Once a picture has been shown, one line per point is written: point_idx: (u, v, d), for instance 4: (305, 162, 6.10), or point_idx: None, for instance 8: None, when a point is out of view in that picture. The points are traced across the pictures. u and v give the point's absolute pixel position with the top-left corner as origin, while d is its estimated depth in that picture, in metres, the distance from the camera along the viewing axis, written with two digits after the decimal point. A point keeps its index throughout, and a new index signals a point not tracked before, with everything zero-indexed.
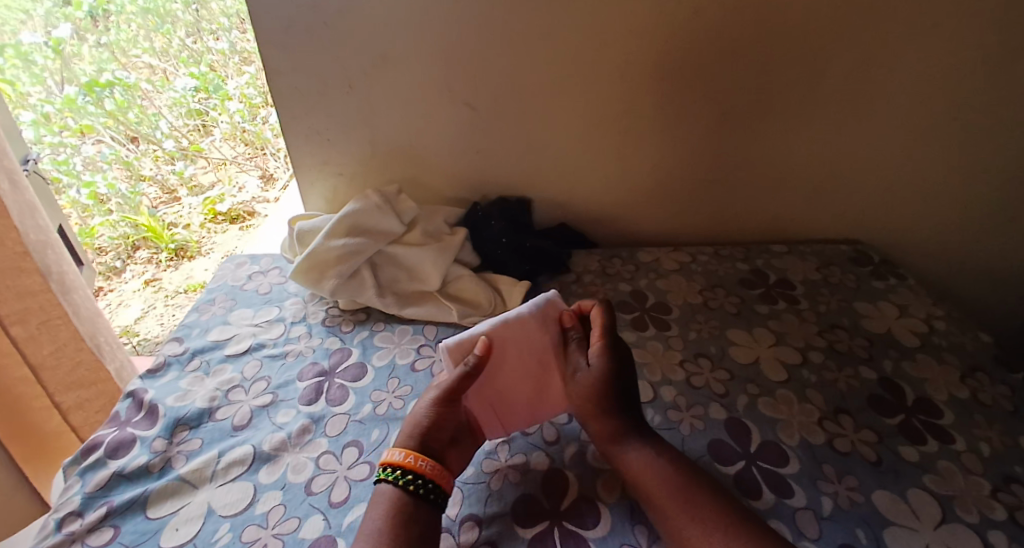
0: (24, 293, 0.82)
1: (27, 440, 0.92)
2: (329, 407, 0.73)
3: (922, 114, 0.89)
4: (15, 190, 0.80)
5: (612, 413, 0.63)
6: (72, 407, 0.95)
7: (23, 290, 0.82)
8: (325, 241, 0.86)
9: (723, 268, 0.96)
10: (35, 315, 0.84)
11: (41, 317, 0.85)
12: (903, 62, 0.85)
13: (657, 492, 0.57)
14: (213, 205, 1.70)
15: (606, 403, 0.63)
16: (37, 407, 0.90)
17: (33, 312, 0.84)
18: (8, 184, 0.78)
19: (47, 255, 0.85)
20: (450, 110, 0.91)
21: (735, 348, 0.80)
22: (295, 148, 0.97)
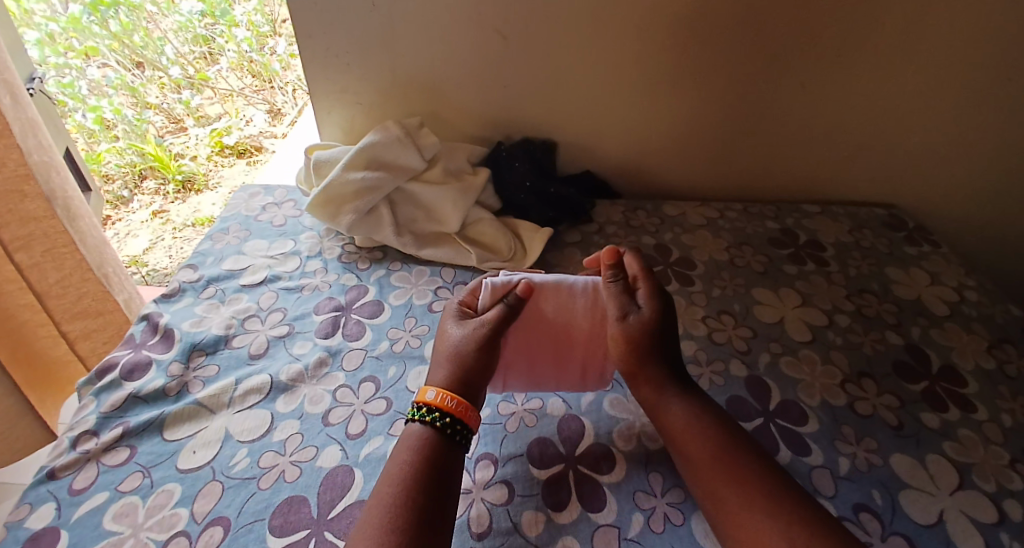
0: (27, 219, 0.80)
1: (35, 370, 0.92)
2: (346, 342, 0.72)
3: (983, 68, 0.83)
4: (18, 107, 0.76)
5: (650, 362, 0.60)
6: (79, 336, 0.95)
7: (24, 215, 0.79)
8: (342, 173, 0.83)
9: (751, 225, 0.94)
10: (39, 242, 0.83)
11: (46, 245, 0.84)
12: (968, 12, 0.78)
13: (693, 444, 0.55)
14: (220, 137, 1.66)
15: (651, 354, 0.60)
16: (43, 335, 0.90)
17: (38, 239, 0.82)
18: (9, 100, 0.75)
19: (52, 178, 0.82)
20: (477, 39, 0.86)
21: (760, 307, 0.79)
22: (312, 74, 0.92)
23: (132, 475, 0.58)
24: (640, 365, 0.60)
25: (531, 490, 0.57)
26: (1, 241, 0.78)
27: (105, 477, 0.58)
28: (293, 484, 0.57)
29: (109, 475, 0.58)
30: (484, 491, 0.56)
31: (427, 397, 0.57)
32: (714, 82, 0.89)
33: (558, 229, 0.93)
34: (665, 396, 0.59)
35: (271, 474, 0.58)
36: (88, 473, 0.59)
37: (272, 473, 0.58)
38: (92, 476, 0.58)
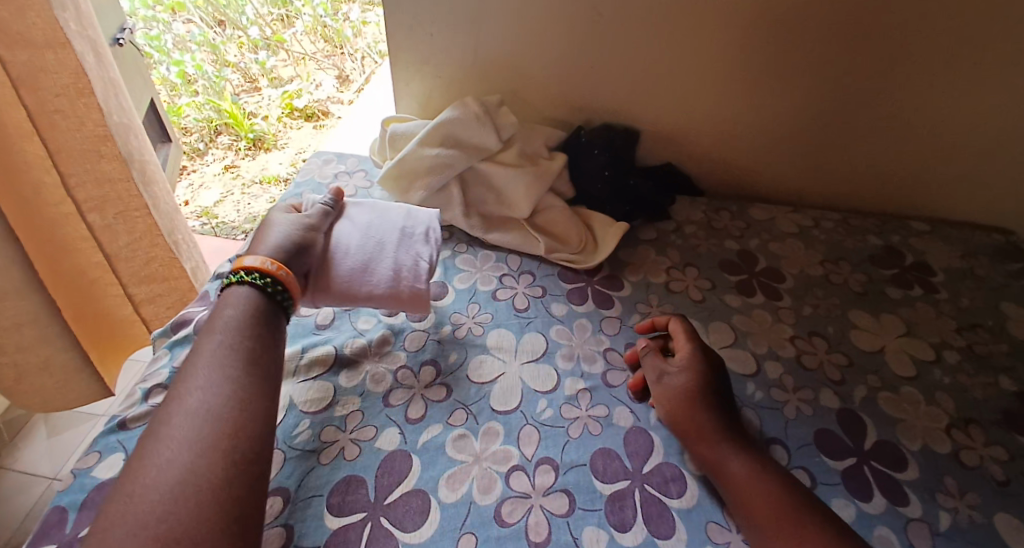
0: (103, 180, 0.82)
1: (98, 330, 0.97)
2: (408, 322, 0.70)
3: None
4: (101, 66, 0.77)
5: (702, 412, 0.56)
6: (144, 299, 0.98)
7: (102, 176, 0.81)
8: (417, 147, 0.80)
9: (850, 239, 0.86)
10: (113, 205, 0.85)
11: (119, 208, 0.85)
12: None
13: (757, 505, 0.49)
14: (291, 99, 1.67)
15: (706, 406, 0.56)
16: (111, 294, 0.95)
17: (113, 200, 0.84)
18: (93, 59, 0.75)
19: (130, 140, 0.82)
20: (568, 16, 0.80)
21: (857, 333, 0.71)
22: (393, 42, 0.89)
23: None
24: (694, 414, 0.56)
25: (593, 505, 0.53)
26: (75, 199, 0.81)
27: None
28: (351, 464, 0.55)
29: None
30: (543, 498, 0.53)
31: (246, 262, 0.60)
32: (826, 77, 0.80)
33: (633, 224, 0.88)
34: (723, 452, 0.53)
35: (331, 450, 0.57)
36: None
37: (332, 449, 0.57)
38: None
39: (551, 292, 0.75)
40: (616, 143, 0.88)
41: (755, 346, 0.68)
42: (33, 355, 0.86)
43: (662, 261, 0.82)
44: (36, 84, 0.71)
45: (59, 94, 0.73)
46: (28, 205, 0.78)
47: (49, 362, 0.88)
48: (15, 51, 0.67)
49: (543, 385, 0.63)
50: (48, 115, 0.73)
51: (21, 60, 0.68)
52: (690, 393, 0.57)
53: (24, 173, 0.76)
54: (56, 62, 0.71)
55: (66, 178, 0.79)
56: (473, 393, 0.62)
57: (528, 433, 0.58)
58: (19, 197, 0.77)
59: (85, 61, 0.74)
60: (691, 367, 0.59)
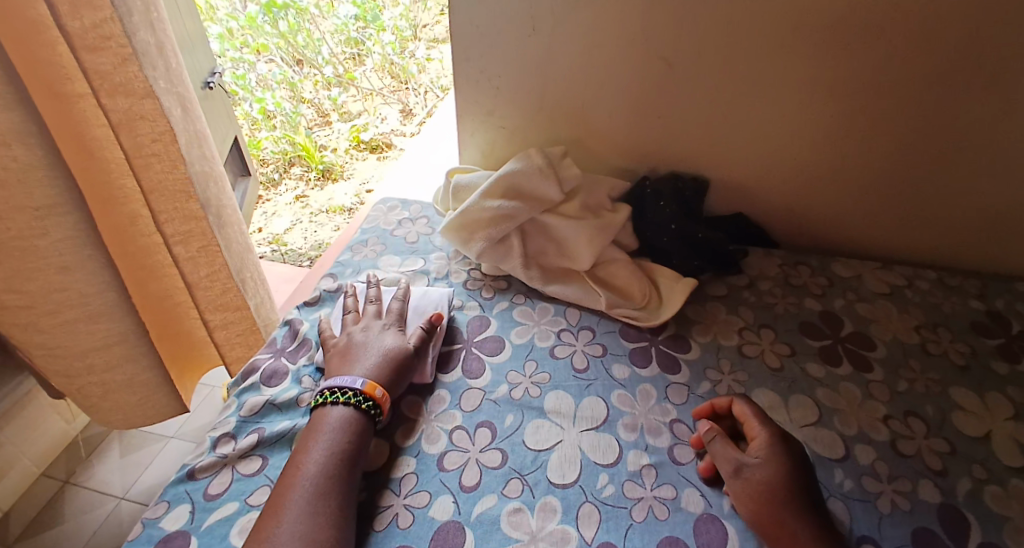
0: (189, 217, 0.81)
1: (178, 345, 0.99)
2: (464, 379, 0.69)
3: None
4: (188, 120, 0.77)
5: (793, 515, 0.51)
6: (217, 326, 0.95)
7: (188, 213, 0.80)
8: (479, 200, 0.80)
9: (948, 302, 0.78)
10: (197, 238, 0.84)
11: (202, 242, 0.84)
12: None
13: None
14: (359, 133, 1.73)
15: (797, 506, 0.51)
16: (191, 318, 0.97)
17: (196, 237, 0.83)
18: (179, 111, 0.75)
19: (209, 188, 0.82)
20: (638, 68, 0.79)
21: (961, 415, 0.64)
22: (461, 93, 0.90)
23: (261, 488, 0.58)
24: (784, 516, 0.51)
25: None
26: (164, 234, 0.81)
27: (237, 485, 0.58)
28: (404, 533, 0.54)
29: (241, 483, 0.58)
30: None
31: (355, 383, 0.60)
32: (925, 124, 0.74)
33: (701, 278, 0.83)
34: None
35: (385, 516, 0.55)
36: (224, 478, 0.59)
37: (385, 515, 0.55)
38: (227, 482, 0.58)
39: (612, 352, 0.72)
40: (686, 192, 0.84)
41: (838, 426, 0.63)
42: (120, 373, 0.90)
43: (733, 320, 0.77)
44: (134, 128, 0.71)
45: (155, 140, 0.73)
46: (123, 233, 0.81)
47: (134, 380, 0.92)
48: (115, 98, 0.68)
49: (604, 458, 0.60)
50: (144, 157, 0.73)
51: (120, 107, 0.68)
52: (775, 490, 0.52)
53: (121, 203, 0.78)
54: (153, 110, 0.71)
55: (158, 214, 0.79)
56: (529, 461, 0.59)
57: (588, 512, 0.55)
58: (115, 225, 0.79)
59: (170, 114, 0.73)
60: (772, 458, 0.54)
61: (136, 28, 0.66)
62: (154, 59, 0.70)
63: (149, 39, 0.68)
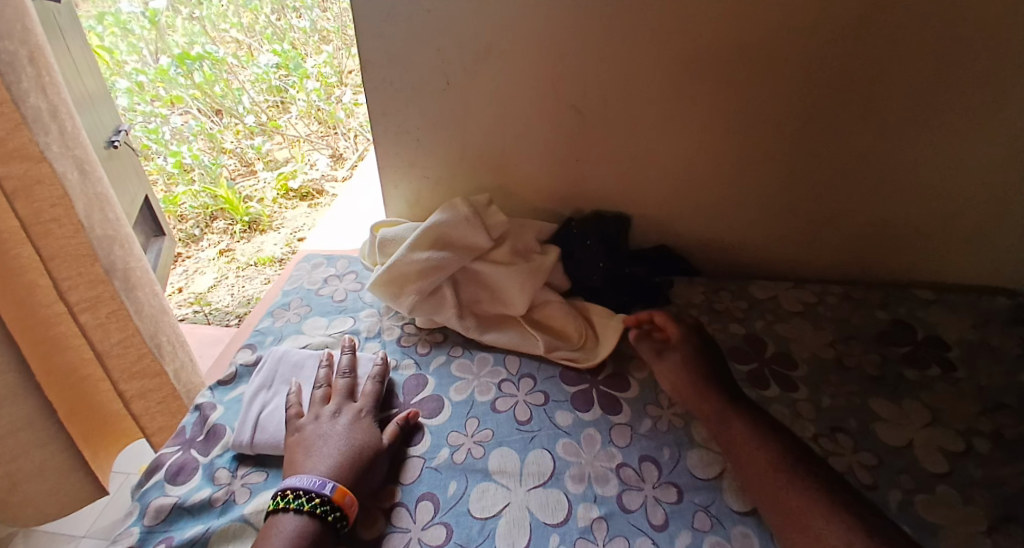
0: (96, 281, 0.78)
1: (91, 423, 0.93)
2: (402, 447, 0.65)
3: None
4: (87, 183, 0.75)
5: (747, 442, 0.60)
6: (134, 396, 0.90)
7: (94, 277, 0.78)
8: (407, 253, 0.78)
9: (857, 315, 0.83)
10: (106, 304, 0.80)
11: (112, 306, 0.81)
12: None
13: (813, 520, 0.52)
14: (286, 180, 1.66)
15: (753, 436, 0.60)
16: (104, 390, 0.92)
17: (105, 301, 0.80)
18: (77, 176, 0.73)
19: (114, 251, 0.80)
20: (555, 114, 0.81)
21: (881, 425, 0.67)
22: (381, 147, 0.88)
23: None
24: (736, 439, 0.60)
25: None
26: (69, 302, 0.77)
27: None
28: None
29: None
30: None
31: (322, 487, 0.55)
32: (818, 152, 0.80)
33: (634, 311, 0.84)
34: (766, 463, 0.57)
35: None
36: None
37: None
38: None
39: (554, 399, 0.71)
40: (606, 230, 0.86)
41: None
42: (30, 459, 0.83)
43: None
44: (32, 194, 0.68)
45: (56, 204, 0.71)
46: (21, 306, 0.75)
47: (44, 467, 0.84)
48: (10, 163, 0.65)
49: (553, 516, 0.58)
50: (42, 223, 0.70)
51: (15, 171, 0.66)
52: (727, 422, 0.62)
53: (18, 273, 0.73)
54: (52, 173, 0.69)
55: (61, 283, 0.75)
56: (475, 533, 0.57)
57: None
58: (14, 297, 0.74)
59: (65, 179, 0.71)
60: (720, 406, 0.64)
61: (26, 93, 0.65)
62: (47, 124, 0.68)
63: (42, 104, 0.67)
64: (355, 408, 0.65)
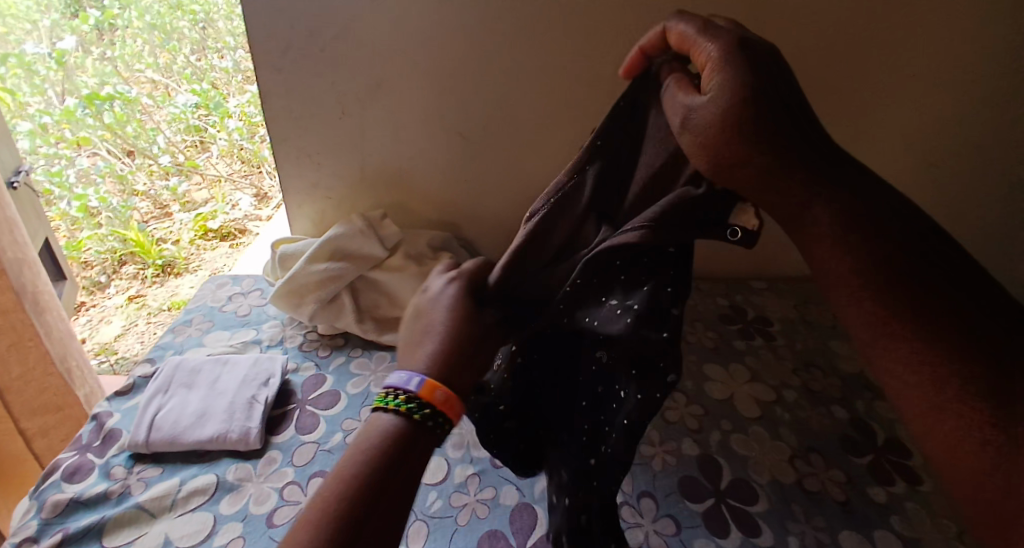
0: None
1: None
2: (295, 434, 0.72)
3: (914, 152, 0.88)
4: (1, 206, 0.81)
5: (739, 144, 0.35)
6: (36, 433, 0.97)
7: None
8: (306, 265, 0.87)
9: (705, 301, 0.99)
10: (4, 336, 0.85)
11: (11, 339, 0.86)
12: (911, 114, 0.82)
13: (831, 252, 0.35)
14: (204, 221, 1.58)
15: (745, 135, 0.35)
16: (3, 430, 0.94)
17: (7, 330, 0.85)
18: None
19: (24, 273, 0.86)
20: (440, 139, 0.92)
21: (711, 384, 0.82)
22: (284, 171, 0.97)
23: None
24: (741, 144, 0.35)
25: None
26: None
27: None
28: None
29: None
30: None
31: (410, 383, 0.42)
32: None
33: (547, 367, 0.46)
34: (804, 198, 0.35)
35: None
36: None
37: None
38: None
39: None
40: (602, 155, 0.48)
41: None
42: None
43: None
44: None
45: None
46: None
47: None
48: None
49: (432, 478, 0.67)
50: None
51: None
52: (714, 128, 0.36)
53: None
54: None
55: None
56: None
57: (417, 529, 0.61)
58: None
59: None
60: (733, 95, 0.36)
61: None
62: None
63: None
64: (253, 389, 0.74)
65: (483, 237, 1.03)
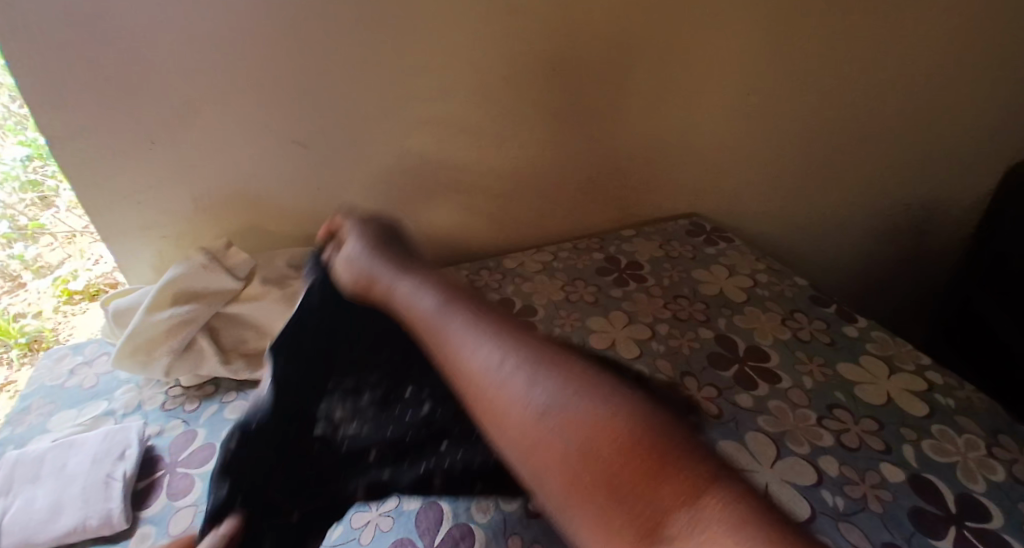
0: None
1: None
2: (169, 503, 0.65)
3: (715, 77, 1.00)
4: None
5: None
6: None
7: None
8: (147, 316, 0.77)
9: (581, 260, 1.05)
10: None
11: None
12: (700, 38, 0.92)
13: None
14: (64, 284, 1.15)
15: None
16: None
17: None
18: None
19: None
20: (275, 151, 0.86)
21: (593, 336, 0.87)
22: (103, 218, 0.85)
23: None
24: None
25: None
26: None
27: None
28: None
29: None
30: None
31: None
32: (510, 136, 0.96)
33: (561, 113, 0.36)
34: None
35: None
36: None
37: None
38: None
39: None
40: None
41: None
42: None
43: None
44: None
45: None
46: None
47: None
48: None
49: None
50: None
51: None
52: None
53: None
54: None
55: None
56: None
57: None
58: None
59: None
60: None
61: None
62: None
63: None
64: (114, 464, 0.68)
65: None
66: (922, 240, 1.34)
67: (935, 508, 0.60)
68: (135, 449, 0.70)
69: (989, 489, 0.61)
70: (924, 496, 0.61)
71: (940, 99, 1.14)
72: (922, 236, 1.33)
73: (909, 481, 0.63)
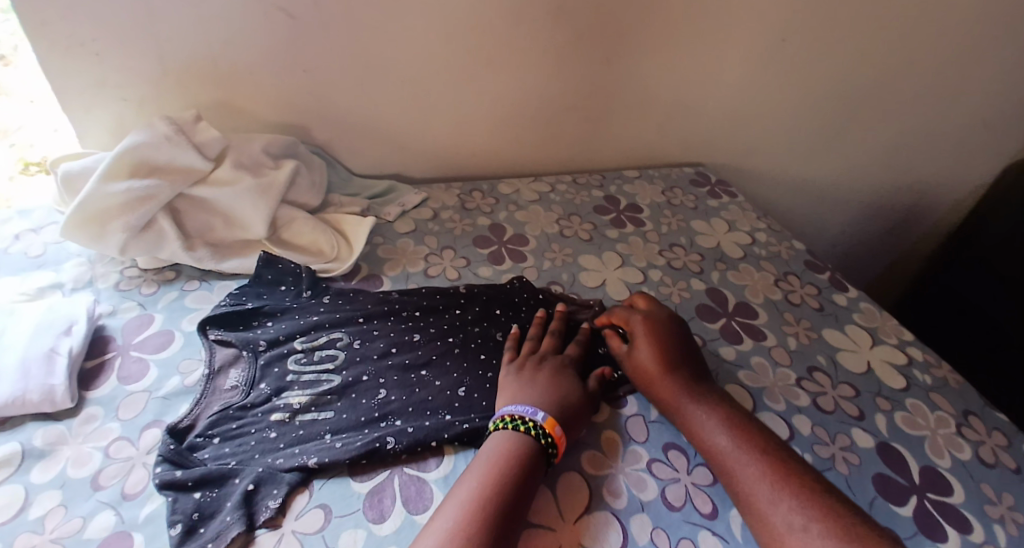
0: None
1: None
2: (119, 387, 0.62)
3: (749, 16, 0.93)
4: None
5: None
6: None
7: None
8: (102, 185, 0.70)
9: (580, 196, 1.01)
10: None
11: None
12: None
13: None
14: None
15: None
16: None
17: None
18: None
19: None
20: (260, 19, 0.76)
21: (585, 273, 0.84)
22: (53, 66, 0.75)
23: None
24: None
25: (350, 508, 0.52)
26: None
27: None
28: None
29: None
30: (299, 520, 0.51)
31: (536, 415, 0.58)
32: (521, 47, 0.88)
33: None
34: None
35: None
36: None
37: None
38: None
39: (303, 304, 0.73)
40: None
41: (508, 315, 0.75)
42: None
43: (420, 249, 0.86)
44: None
45: None
46: None
47: None
48: None
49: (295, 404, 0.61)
50: None
51: None
52: None
53: None
54: None
55: None
56: None
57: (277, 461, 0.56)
58: None
59: None
60: None
61: None
62: None
63: None
64: (61, 336, 0.63)
65: (340, 139, 0.92)
66: (913, 220, 1.33)
67: (899, 477, 0.61)
68: (87, 324, 0.66)
69: (951, 465, 0.62)
70: (889, 464, 0.62)
71: (972, 78, 1.09)
72: (913, 216, 1.33)
73: (877, 448, 0.63)
